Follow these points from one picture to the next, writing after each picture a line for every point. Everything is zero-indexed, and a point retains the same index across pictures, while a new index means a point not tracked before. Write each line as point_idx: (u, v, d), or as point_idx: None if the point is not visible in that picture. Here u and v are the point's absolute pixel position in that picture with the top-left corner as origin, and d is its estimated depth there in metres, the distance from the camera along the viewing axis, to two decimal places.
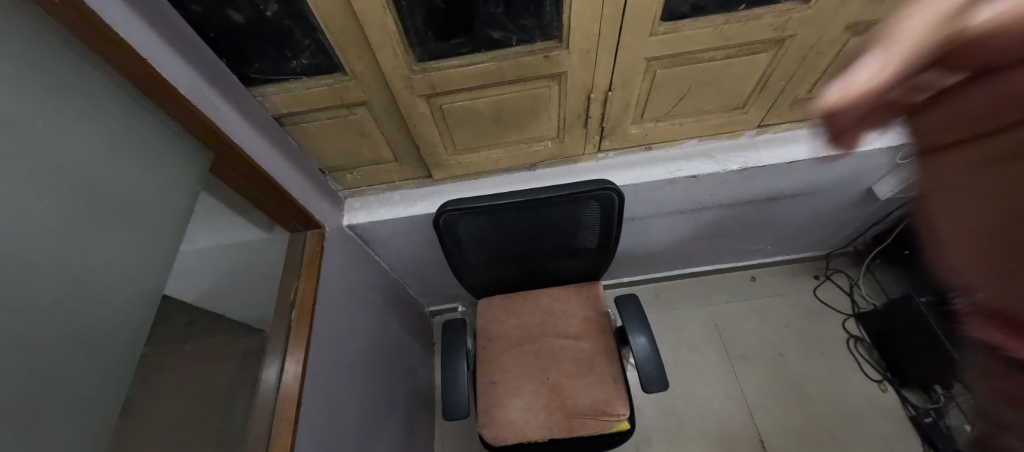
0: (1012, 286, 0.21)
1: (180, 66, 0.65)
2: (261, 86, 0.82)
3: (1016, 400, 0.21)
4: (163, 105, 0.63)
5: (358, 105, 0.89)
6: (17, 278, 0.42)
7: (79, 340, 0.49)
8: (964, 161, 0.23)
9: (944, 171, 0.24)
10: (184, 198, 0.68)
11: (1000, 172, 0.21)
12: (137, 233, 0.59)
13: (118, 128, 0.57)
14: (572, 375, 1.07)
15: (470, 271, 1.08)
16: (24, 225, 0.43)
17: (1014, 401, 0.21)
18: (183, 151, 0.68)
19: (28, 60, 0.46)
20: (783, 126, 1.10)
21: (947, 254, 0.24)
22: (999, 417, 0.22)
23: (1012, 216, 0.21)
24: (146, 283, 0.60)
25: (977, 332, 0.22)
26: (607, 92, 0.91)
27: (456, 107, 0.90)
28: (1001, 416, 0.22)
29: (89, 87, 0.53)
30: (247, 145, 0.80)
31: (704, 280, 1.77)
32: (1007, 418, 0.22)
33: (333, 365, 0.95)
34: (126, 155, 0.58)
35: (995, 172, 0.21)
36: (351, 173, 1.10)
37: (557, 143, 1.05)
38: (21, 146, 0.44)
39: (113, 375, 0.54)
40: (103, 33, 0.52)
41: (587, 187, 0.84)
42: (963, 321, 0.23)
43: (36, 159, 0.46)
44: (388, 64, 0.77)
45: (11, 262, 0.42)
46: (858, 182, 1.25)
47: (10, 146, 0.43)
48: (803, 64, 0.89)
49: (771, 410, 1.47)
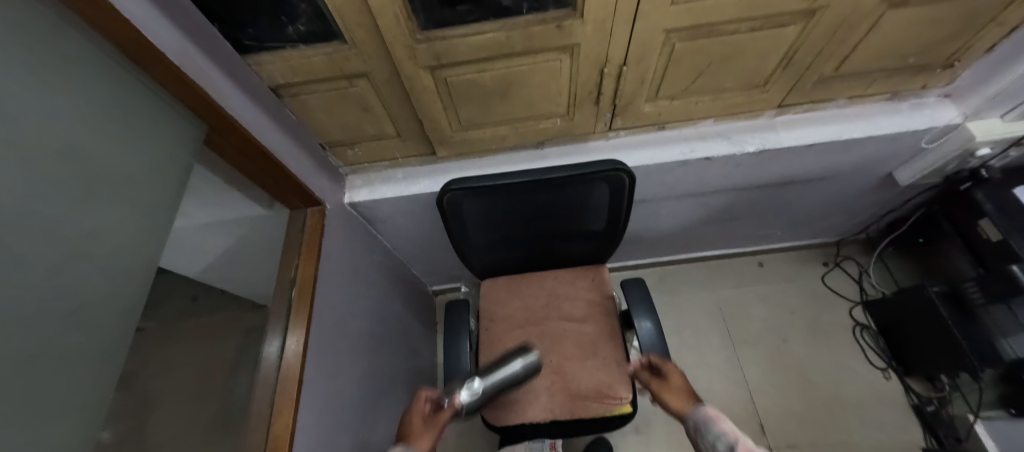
0: (681, 397, 0.84)
1: (167, 29, 0.61)
2: (256, 55, 0.78)
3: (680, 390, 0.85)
4: (153, 73, 0.59)
5: (359, 77, 0.85)
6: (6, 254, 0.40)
7: (71, 317, 0.47)
8: (674, 385, 0.86)
9: (675, 383, 0.86)
10: (177, 172, 0.66)
11: (671, 381, 0.87)
12: (129, 207, 0.56)
13: (106, 97, 0.54)
14: (574, 358, 1.06)
15: (474, 251, 1.06)
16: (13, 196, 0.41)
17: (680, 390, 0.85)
18: (176, 121, 0.65)
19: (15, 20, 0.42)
20: (805, 106, 1.05)
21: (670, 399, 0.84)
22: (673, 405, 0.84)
23: (685, 391, 0.84)
24: (139, 258, 0.58)
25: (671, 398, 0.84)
26: (621, 67, 0.86)
27: (461, 81, 0.86)
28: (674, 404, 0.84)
29: (76, 51, 0.50)
30: (241, 116, 0.76)
31: (710, 265, 1.75)
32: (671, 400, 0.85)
33: (335, 343, 0.94)
34: (115, 124, 0.55)
35: (673, 382, 0.87)
36: (352, 149, 1.06)
37: (565, 120, 1.01)
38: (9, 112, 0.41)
39: (108, 352, 0.52)
40: None
41: (598, 168, 0.81)
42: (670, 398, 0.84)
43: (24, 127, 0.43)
44: (390, 32, 0.72)
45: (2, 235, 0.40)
46: (879, 167, 1.20)
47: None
48: (834, 38, 0.83)
49: (772, 395, 1.47)
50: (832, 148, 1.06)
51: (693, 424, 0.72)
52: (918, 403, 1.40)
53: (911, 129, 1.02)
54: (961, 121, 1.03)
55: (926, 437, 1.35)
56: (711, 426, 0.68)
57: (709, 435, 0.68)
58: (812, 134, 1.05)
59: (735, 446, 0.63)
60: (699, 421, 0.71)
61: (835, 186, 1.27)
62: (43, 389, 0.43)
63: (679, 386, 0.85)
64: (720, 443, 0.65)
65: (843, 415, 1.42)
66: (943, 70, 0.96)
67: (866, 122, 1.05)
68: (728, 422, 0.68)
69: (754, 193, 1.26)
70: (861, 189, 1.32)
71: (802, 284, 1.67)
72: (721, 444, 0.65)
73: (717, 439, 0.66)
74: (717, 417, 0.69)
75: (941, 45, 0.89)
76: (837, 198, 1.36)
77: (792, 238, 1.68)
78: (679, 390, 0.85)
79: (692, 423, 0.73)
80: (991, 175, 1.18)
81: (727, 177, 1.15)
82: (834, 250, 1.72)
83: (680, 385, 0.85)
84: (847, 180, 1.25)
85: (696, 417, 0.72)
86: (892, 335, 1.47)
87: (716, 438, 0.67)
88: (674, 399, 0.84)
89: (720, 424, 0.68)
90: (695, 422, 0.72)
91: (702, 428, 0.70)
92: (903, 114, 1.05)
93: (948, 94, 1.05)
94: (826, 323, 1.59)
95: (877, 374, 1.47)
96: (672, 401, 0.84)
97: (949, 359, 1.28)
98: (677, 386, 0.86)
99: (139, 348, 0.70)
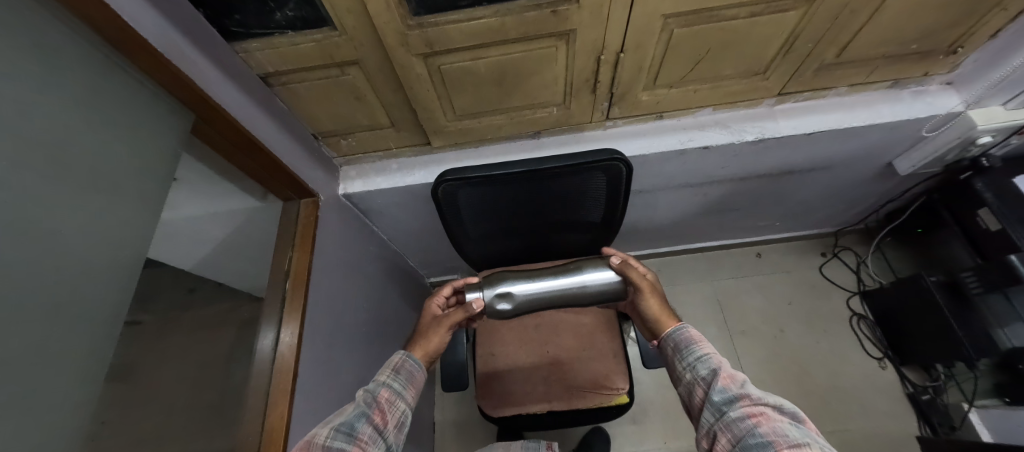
0: (661, 310, 0.75)
1: (150, 15, 0.59)
2: (244, 42, 0.76)
3: (660, 302, 0.76)
4: (136, 60, 0.58)
5: (350, 64, 0.83)
6: None
7: (55, 311, 0.46)
8: (653, 293, 0.76)
9: (654, 291, 0.76)
10: (163, 162, 0.64)
11: (651, 292, 0.76)
12: (115, 199, 0.55)
13: (88, 85, 0.52)
14: (572, 349, 1.06)
15: (470, 242, 1.05)
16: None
17: (660, 302, 0.76)
18: (160, 110, 0.63)
19: None
20: (806, 94, 1.03)
21: (650, 307, 0.75)
22: (650, 313, 0.75)
23: (664, 304, 0.76)
24: (126, 250, 0.57)
25: (649, 306, 0.75)
26: (618, 54, 0.84)
27: (455, 69, 0.84)
28: (651, 312, 0.75)
29: (56, 39, 0.48)
30: (230, 106, 0.75)
31: (708, 256, 1.75)
32: (649, 309, 0.75)
33: (330, 335, 0.94)
34: (98, 113, 0.53)
35: (653, 293, 0.76)
36: (345, 139, 1.05)
37: (562, 109, 0.99)
38: None
39: (96, 345, 0.52)
40: None
41: (594, 158, 0.79)
42: (648, 307, 0.75)
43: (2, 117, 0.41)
44: (381, 18, 0.71)
45: None
46: (879, 157, 1.19)
47: None
48: (835, 23, 0.81)
49: (769, 384, 1.48)
50: (832, 137, 1.05)
51: (670, 346, 0.67)
52: (913, 392, 1.41)
53: (911, 117, 1.01)
54: (962, 109, 1.02)
55: (920, 425, 1.36)
56: (692, 348, 0.63)
57: (688, 356, 0.63)
58: (812, 122, 1.03)
59: (715, 371, 0.59)
60: (678, 341, 0.65)
61: (835, 176, 1.26)
62: (30, 383, 0.43)
63: (657, 296, 0.76)
64: (698, 367, 0.60)
65: (838, 404, 1.43)
66: (945, 57, 0.95)
67: (866, 110, 1.03)
68: (710, 345, 0.63)
69: (753, 183, 1.25)
70: (861, 178, 1.31)
71: (800, 275, 1.67)
72: (699, 368, 0.60)
73: (697, 362, 0.61)
74: (699, 339, 0.64)
75: (944, 31, 0.87)
76: (836, 188, 1.35)
77: (791, 229, 1.67)
78: (658, 300, 0.76)
79: (669, 345, 0.67)
80: (992, 164, 1.15)
81: (725, 167, 1.14)
82: (832, 240, 1.72)
83: (657, 294, 0.76)
84: (846, 170, 1.24)
85: (675, 338, 0.66)
86: (889, 325, 1.48)
87: (696, 360, 0.62)
88: (653, 310, 0.75)
89: (702, 347, 0.63)
90: (672, 344, 0.66)
91: (681, 348, 0.64)
92: (903, 102, 1.04)
93: (951, 81, 1.04)
94: (824, 313, 1.59)
95: (873, 363, 1.48)
96: (650, 313, 0.75)
97: (944, 348, 1.28)
98: (657, 298, 0.76)
99: (130, 341, 0.69)
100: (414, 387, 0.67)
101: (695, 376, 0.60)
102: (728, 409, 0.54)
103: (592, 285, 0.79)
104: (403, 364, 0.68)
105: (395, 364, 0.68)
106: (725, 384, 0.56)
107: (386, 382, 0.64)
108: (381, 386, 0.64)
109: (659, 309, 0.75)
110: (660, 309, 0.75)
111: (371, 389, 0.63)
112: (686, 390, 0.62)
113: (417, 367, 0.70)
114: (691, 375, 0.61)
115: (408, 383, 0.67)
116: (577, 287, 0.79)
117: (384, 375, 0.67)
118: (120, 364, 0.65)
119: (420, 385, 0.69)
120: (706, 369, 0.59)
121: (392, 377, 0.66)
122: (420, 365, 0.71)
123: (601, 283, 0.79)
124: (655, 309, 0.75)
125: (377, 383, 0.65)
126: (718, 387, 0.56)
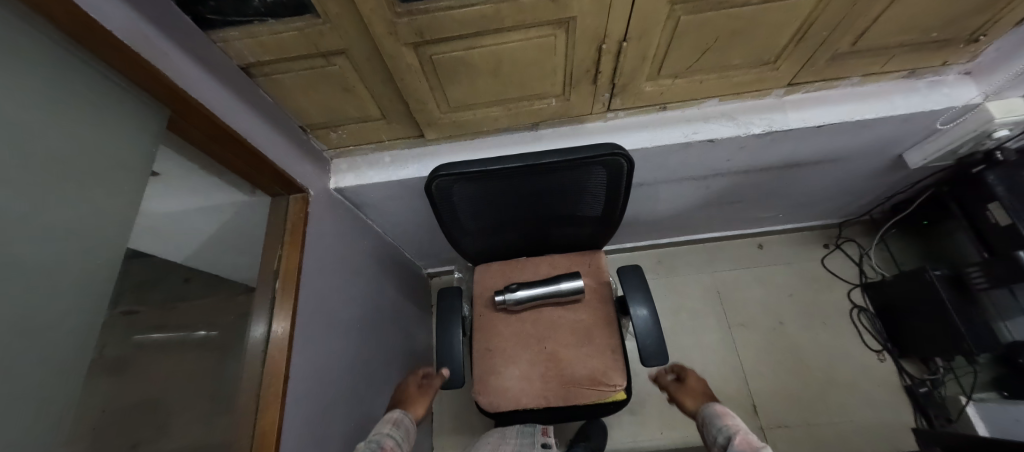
0: (694, 396, 0.88)
1: (117, 5, 0.54)
2: (221, 30, 0.71)
3: (693, 389, 0.89)
4: (98, 52, 0.53)
5: (336, 54, 0.79)
6: None
7: (27, 328, 0.43)
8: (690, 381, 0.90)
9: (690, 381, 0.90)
10: (136, 160, 0.60)
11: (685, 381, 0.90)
12: (90, 204, 0.52)
13: (45, 82, 0.47)
14: (569, 345, 1.05)
15: (465, 238, 1.03)
16: None
17: (693, 389, 0.89)
18: (132, 107, 0.59)
19: None
20: (817, 84, 0.98)
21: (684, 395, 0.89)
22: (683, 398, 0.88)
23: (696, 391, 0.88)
24: (102, 256, 0.53)
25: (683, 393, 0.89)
26: (621, 43, 0.80)
27: (448, 59, 0.80)
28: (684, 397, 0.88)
29: (12, 36, 0.44)
30: (210, 100, 0.71)
31: (709, 247, 1.72)
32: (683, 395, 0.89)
33: (324, 333, 0.92)
34: (66, 116, 0.50)
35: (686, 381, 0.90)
36: (335, 131, 1.01)
37: (561, 100, 0.95)
38: None
39: (71, 357, 0.49)
40: None
41: (594, 152, 0.76)
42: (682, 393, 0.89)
43: None
44: (366, 5, 0.66)
45: None
46: (891, 149, 1.15)
47: None
48: (853, 10, 0.76)
49: (766, 377, 1.48)
50: (843, 129, 1.00)
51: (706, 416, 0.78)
52: (910, 384, 1.41)
53: (927, 109, 0.97)
54: (981, 101, 0.97)
55: (916, 418, 1.36)
56: (716, 418, 0.75)
57: (712, 426, 0.75)
58: (823, 114, 0.99)
59: (733, 437, 0.70)
60: (704, 415, 0.78)
61: (843, 168, 1.22)
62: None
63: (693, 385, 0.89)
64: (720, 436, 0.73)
65: (835, 396, 1.43)
66: (967, 45, 0.89)
67: (879, 101, 0.99)
68: (734, 417, 0.74)
69: (758, 176, 1.21)
70: (869, 170, 1.27)
71: (801, 267, 1.65)
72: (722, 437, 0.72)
73: (719, 430, 0.73)
74: (723, 412, 0.76)
75: (966, 19, 0.82)
76: (844, 180, 1.31)
77: (794, 220, 1.64)
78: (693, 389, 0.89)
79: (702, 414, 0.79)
80: (1006, 158, 1.12)
81: (730, 160, 1.10)
82: (836, 231, 1.69)
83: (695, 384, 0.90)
84: (854, 162, 1.20)
85: (703, 412, 0.79)
86: (890, 318, 1.46)
87: (718, 429, 0.73)
88: (687, 396, 0.88)
89: (725, 418, 0.74)
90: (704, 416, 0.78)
91: (707, 420, 0.77)
92: (919, 92, 0.99)
93: (969, 71, 0.99)
94: (824, 306, 1.57)
95: (872, 356, 1.47)
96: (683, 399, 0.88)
97: (945, 344, 1.27)
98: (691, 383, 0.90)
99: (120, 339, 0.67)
100: (408, 442, 0.78)
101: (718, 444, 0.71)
102: None
103: (566, 290, 1.05)
104: (400, 420, 0.79)
105: (393, 420, 0.79)
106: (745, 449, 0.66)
107: (390, 433, 0.74)
108: (385, 436, 0.74)
109: (694, 396, 0.88)
110: (694, 397, 0.88)
111: (374, 439, 0.73)
112: None
113: (410, 425, 0.81)
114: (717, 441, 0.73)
115: (404, 437, 0.77)
116: (554, 291, 1.05)
117: (384, 428, 0.77)
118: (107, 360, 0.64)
119: (411, 442, 0.79)
120: (726, 438, 0.71)
121: (392, 429, 0.77)
122: (410, 422, 0.82)
123: (573, 287, 1.05)
124: (689, 396, 0.88)
125: (380, 434, 0.75)
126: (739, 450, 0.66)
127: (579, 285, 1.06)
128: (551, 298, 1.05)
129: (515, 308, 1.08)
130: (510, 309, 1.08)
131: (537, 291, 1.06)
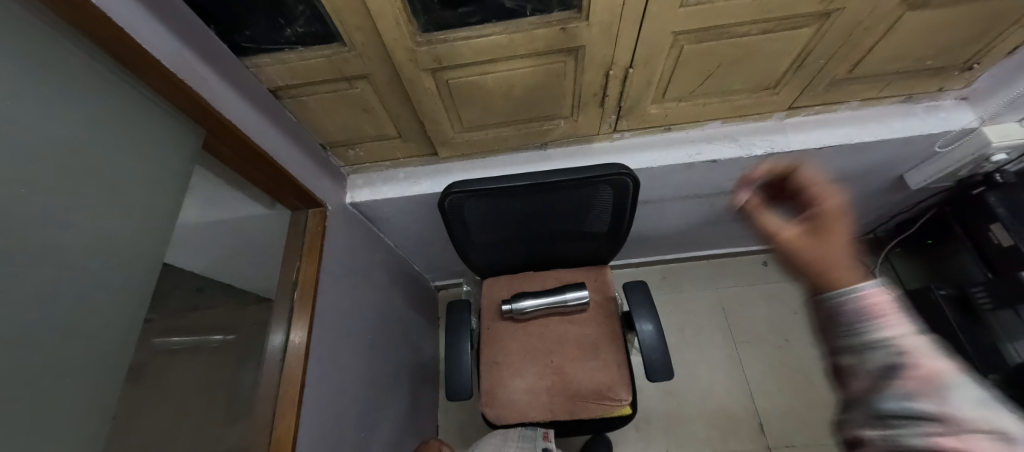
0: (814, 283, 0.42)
1: (163, 36, 0.59)
2: (254, 57, 0.77)
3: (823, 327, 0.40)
4: (150, 82, 0.59)
5: (359, 78, 0.84)
6: (15, 275, 0.41)
7: (79, 336, 0.47)
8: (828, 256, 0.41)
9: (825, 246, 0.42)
10: (176, 178, 0.64)
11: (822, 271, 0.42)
12: (135, 220, 0.56)
13: (100, 106, 0.52)
14: (575, 359, 1.06)
15: (475, 252, 1.06)
16: (17, 216, 0.41)
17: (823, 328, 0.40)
18: (176, 129, 0.65)
19: (19, 43, 0.43)
20: (817, 108, 1.02)
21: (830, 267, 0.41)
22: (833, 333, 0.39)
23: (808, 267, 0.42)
24: (142, 265, 0.57)
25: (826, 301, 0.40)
26: (627, 69, 0.84)
27: (463, 83, 0.85)
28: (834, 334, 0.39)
29: (75, 69, 0.49)
30: (241, 121, 0.76)
31: (714, 263, 1.74)
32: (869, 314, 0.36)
33: (337, 343, 0.94)
34: (119, 139, 0.55)
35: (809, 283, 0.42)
36: (353, 149, 1.06)
37: (570, 122, 0.99)
38: (18, 135, 0.42)
39: (115, 361, 0.52)
40: (86, 10, 0.48)
41: (599, 173, 0.80)
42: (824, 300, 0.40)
43: (26, 148, 0.43)
44: (390, 35, 0.71)
45: (12, 257, 0.40)
46: (891, 170, 1.18)
47: (8, 137, 0.41)
48: (848, 41, 0.80)
49: (774, 395, 1.47)
50: (843, 151, 1.04)
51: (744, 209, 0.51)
52: None
53: (925, 133, 1.00)
54: (977, 125, 1.00)
55: None
56: (870, 325, 0.35)
57: (858, 334, 0.36)
58: (823, 137, 1.02)
59: (895, 352, 0.33)
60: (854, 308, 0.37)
61: (844, 188, 1.25)
62: (43, 401, 0.43)
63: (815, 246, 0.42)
64: (875, 350, 0.35)
65: None
66: (961, 72, 0.93)
67: (878, 125, 1.02)
68: (906, 319, 0.34)
69: None
70: (871, 190, 1.30)
71: None
72: (874, 337, 0.35)
73: (867, 346, 0.35)
74: (885, 305, 0.36)
75: (960, 48, 0.86)
76: (846, 199, 1.34)
77: None
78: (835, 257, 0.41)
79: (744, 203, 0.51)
80: (1006, 180, 1.14)
81: (734, 179, 1.13)
82: None
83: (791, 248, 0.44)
84: (856, 182, 1.22)
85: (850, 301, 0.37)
86: None
87: (866, 342, 0.35)
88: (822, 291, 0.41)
89: (890, 321, 0.35)
90: (752, 204, 0.50)
91: (848, 317, 0.37)
92: (917, 117, 1.02)
93: (965, 97, 1.02)
94: None
95: None
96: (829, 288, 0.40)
97: None
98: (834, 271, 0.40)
99: (148, 340, 0.70)
100: None
101: (861, 362, 0.35)
102: (906, 426, 0.31)
103: (571, 300, 1.08)
104: None
105: None
106: (916, 381, 0.32)
107: None
108: None
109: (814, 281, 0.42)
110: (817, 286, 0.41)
111: None
112: (840, 378, 0.38)
113: None
114: (858, 389, 0.35)
115: None
116: (559, 301, 1.09)
117: None
118: (135, 363, 0.66)
119: None
120: (933, 405, 0.30)
121: None
122: None
123: (577, 297, 1.09)
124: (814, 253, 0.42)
125: None
126: (902, 386, 0.32)
127: (584, 295, 1.09)
128: (556, 307, 1.09)
129: (521, 317, 1.12)
130: (516, 317, 1.11)
131: (542, 300, 1.10)
